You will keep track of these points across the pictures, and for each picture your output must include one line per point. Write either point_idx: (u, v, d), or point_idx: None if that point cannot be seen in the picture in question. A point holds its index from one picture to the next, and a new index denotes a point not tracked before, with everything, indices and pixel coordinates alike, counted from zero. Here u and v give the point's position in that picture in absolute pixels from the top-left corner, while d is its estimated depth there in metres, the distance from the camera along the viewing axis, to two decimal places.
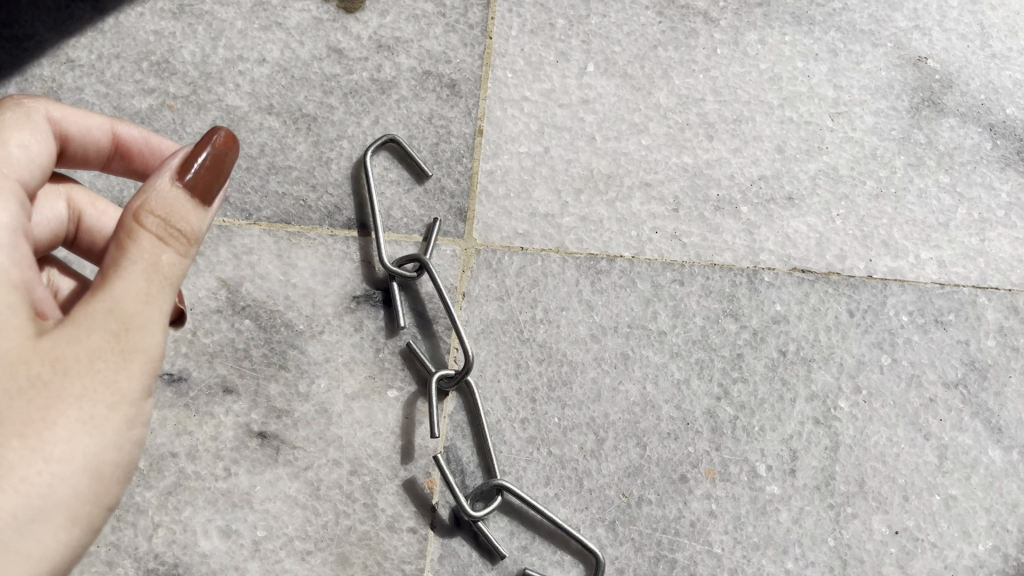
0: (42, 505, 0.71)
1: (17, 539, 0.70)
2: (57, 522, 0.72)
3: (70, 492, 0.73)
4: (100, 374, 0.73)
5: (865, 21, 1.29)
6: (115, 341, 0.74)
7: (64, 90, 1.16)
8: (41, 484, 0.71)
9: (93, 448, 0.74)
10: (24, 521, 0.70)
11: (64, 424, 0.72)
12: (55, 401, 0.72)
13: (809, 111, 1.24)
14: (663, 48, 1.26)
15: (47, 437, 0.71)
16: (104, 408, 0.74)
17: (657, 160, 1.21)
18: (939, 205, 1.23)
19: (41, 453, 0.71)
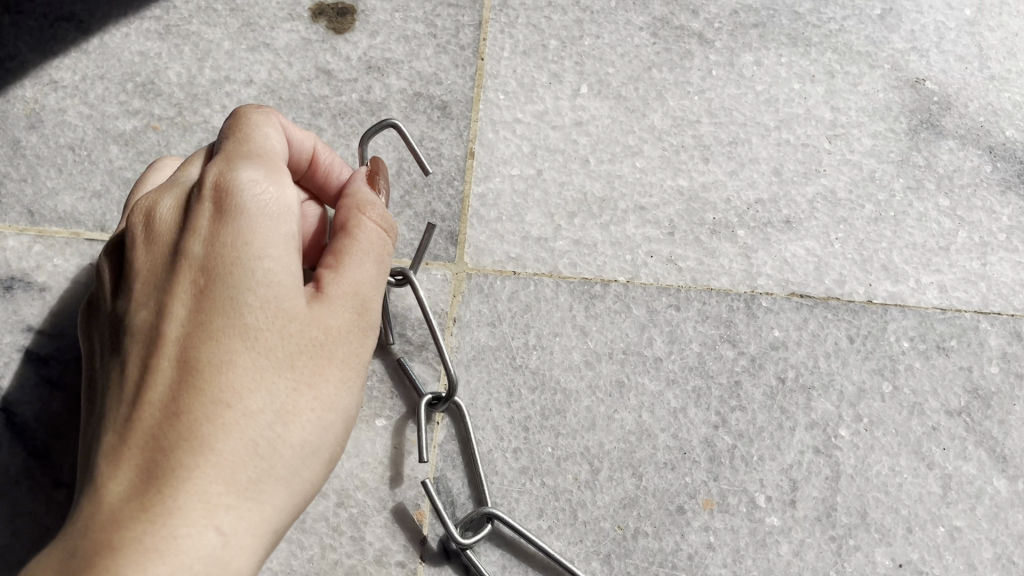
0: (317, 445, 0.82)
1: (296, 470, 0.81)
2: (321, 460, 0.84)
3: (333, 439, 0.84)
4: (362, 342, 0.85)
5: (861, 43, 1.27)
6: (368, 315, 0.86)
7: (47, 111, 1.13)
8: (318, 427, 0.82)
9: (350, 407, 0.85)
10: (304, 456, 0.81)
11: (338, 381, 0.83)
12: (334, 361, 0.83)
13: (806, 133, 1.22)
14: (657, 70, 1.24)
15: (326, 389, 0.82)
16: (361, 374, 0.85)
17: (652, 183, 1.19)
18: (939, 229, 1.21)
19: (318, 401, 0.82)
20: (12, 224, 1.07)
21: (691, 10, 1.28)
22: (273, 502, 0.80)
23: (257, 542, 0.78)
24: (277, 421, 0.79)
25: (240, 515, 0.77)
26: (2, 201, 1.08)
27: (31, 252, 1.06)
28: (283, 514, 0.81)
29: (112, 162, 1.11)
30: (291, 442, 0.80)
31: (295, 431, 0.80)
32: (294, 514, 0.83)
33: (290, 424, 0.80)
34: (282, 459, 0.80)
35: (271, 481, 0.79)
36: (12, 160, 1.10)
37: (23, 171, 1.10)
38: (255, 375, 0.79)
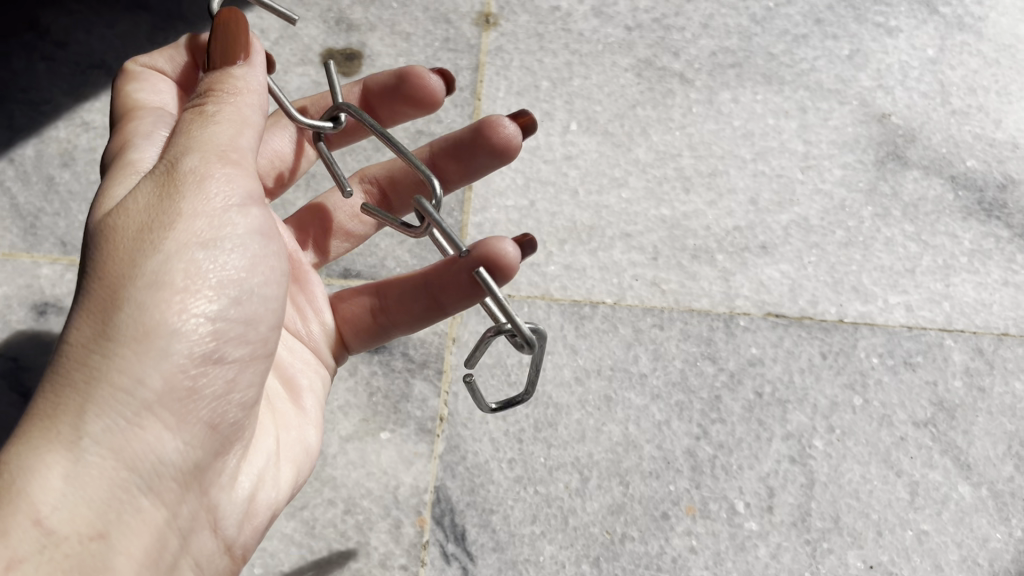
0: (113, 328, 0.74)
1: (93, 363, 0.73)
2: (128, 343, 0.74)
3: (143, 318, 0.75)
4: (153, 203, 0.78)
5: (831, 82, 1.37)
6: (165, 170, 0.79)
7: (78, 150, 1.21)
8: (105, 310, 0.74)
9: (147, 272, 0.76)
10: (94, 347, 0.74)
11: (126, 253, 0.76)
12: (122, 234, 0.77)
13: (780, 165, 1.31)
14: (641, 108, 1.33)
15: (112, 268, 0.76)
16: (156, 237, 0.77)
17: (637, 213, 1.27)
18: (905, 252, 1.29)
19: (102, 284, 0.75)
20: (46, 254, 1.14)
21: (672, 53, 1.37)
22: (69, 405, 0.72)
23: (47, 449, 0.70)
24: (66, 330, 0.75)
25: (24, 429, 0.72)
26: (36, 233, 1.15)
27: (64, 280, 1.12)
28: (86, 413, 0.72)
29: None
30: (75, 340, 0.74)
31: (77, 328, 0.75)
32: (113, 413, 0.73)
33: (78, 323, 0.75)
34: (73, 358, 0.73)
35: (63, 385, 0.73)
36: (46, 195, 1.18)
37: (56, 206, 1.17)
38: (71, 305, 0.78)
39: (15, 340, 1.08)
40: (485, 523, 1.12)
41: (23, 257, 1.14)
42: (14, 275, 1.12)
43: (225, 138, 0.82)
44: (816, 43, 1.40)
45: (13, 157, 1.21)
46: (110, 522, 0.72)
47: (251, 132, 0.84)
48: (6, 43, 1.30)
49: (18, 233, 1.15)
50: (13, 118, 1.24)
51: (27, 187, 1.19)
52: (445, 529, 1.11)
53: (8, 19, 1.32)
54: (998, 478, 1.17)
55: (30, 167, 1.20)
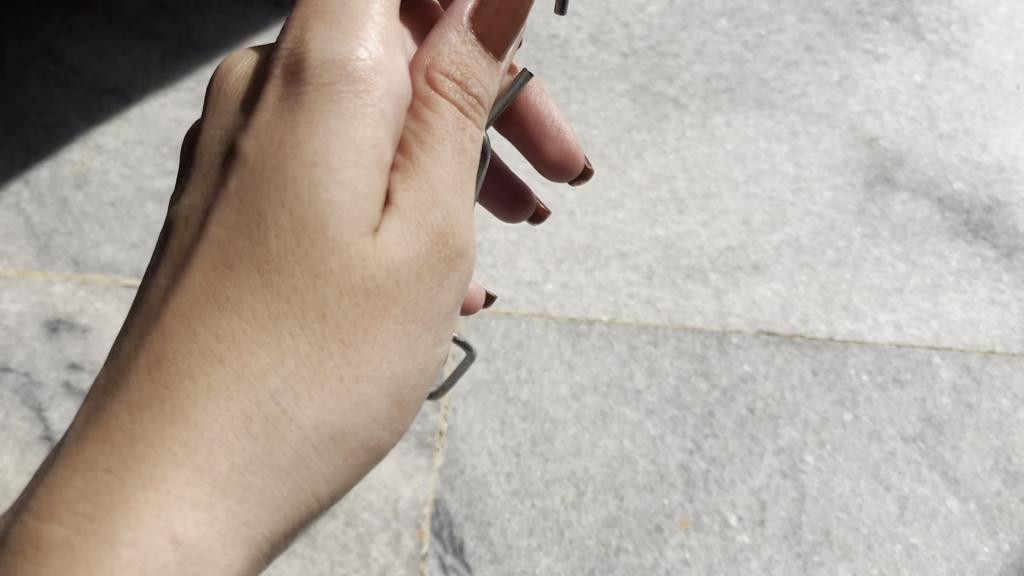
0: (348, 433, 0.71)
1: (310, 468, 0.70)
2: (340, 453, 0.72)
3: (362, 431, 0.73)
4: (433, 287, 0.72)
5: (821, 106, 1.40)
6: (458, 248, 0.73)
7: (92, 171, 1.25)
8: (339, 404, 0.70)
9: (400, 376, 0.73)
10: (318, 446, 0.70)
11: (381, 339, 0.71)
12: (386, 313, 0.70)
13: (772, 187, 1.34)
14: (637, 131, 1.37)
15: (370, 354, 0.70)
16: (417, 338, 0.73)
17: (632, 233, 1.31)
18: (894, 272, 1.32)
19: (348, 371, 0.70)
20: (59, 272, 1.17)
21: (667, 78, 1.41)
22: (259, 508, 0.69)
23: (229, 554, 0.67)
24: (283, 394, 0.68)
25: (199, 495, 0.65)
26: (50, 252, 1.19)
27: (75, 297, 1.15)
28: (265, 521, 0.69)
29: (149, 216, 1.22)
30: (308, 424, 0.69)
31: (313, 409, 0.69)
32: (291, 523, 0.72)
33: (301, 405, 0.69)
34: (290, 442, 0.69)
35: (263, 470, 0.68)
36: (60, 215, 1.22)
37: (69, 226, 1.21)
38: (252, 320, 0.68)
39: (28, 355, 1.12)
40: (483, 536, 1.15)
41: (37, 275, 1.17)
42: (28, 293, 1.16)
43: (464, 193, 0.73)
44: (807, 69, 1.43)
45: (28, 179, 1.25)
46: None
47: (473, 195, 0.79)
48: (23, 69, 1.34)
49: (32, 252, 1.19)
50: (28, 140, 1.28)
51: (42, 208, 1.22)
52: (443, 541, 1.14)
53: (24, 45, 1.37)
54: (986, 492, 1.19)
55: (45, 189, 1.24)
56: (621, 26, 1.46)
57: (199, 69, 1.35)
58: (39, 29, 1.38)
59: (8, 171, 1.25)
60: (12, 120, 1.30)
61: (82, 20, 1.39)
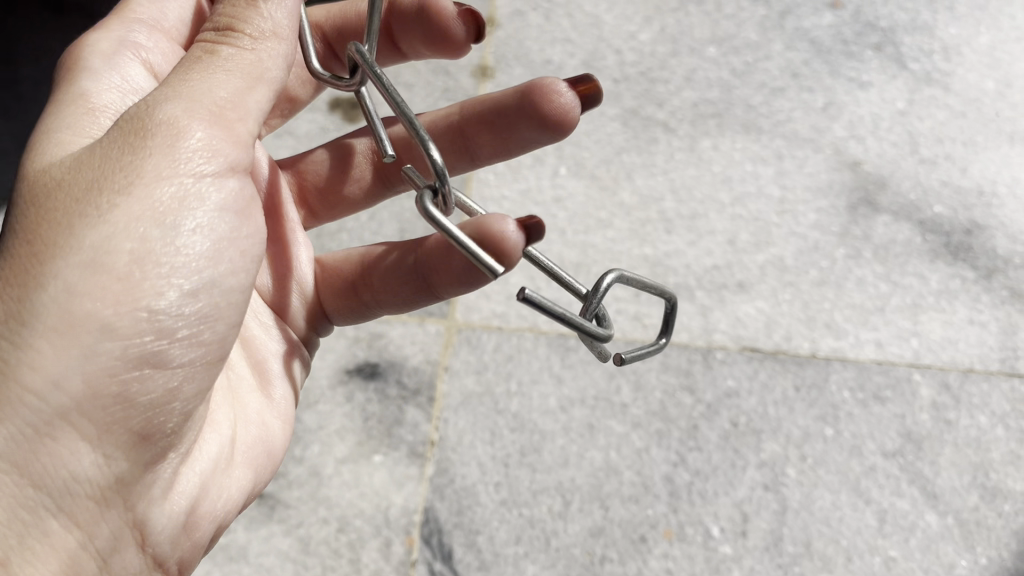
0: (26, 310, 0.68)
1: (3, 353, 0.68)
2: (47, 333, 0.68)
3: (72, 305, 0.69)
4: (132, 155, 0.72)
5: (807, 130, 1.44)
6: (169, 121, 0.73)
7: None
8: (13, 289, 0.69)
9: (91, 241, 0.70)
10: (23, 332, 0.68)
11: (59, 221, 0.71)
12: (64, 197, 0.71)
13: (758, 210, 1.38)
14: (627, 154, 1.41)
15: (58, 231, 0.70)
16: (123, 200, 0.71)
17: (621, 252, 1.33)
18: (876, 292, 1.35)
19: (31, 249, 0.70)
20: None
21: (656, 103, 1.45)
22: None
23: None
24: None
25: None
26: None
27: None
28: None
29: None
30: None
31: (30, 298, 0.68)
32: (15, 420, 0.68)
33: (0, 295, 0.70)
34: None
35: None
36: None
37: None
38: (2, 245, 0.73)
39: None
40: (471, 543, 1.18)
41: None
42: None
43: (207, 75, 0.75)
44: (794, 95, 1.46)
45: None
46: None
47: (252, 95, 0.77)
48: None
49: None
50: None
51: None
52: (432, 548, 1.18)
53: None
54: (964, 507, 1.22)
55: None
56: (613, 52, 1.49)
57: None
58: None
59: None
60: None
61: None
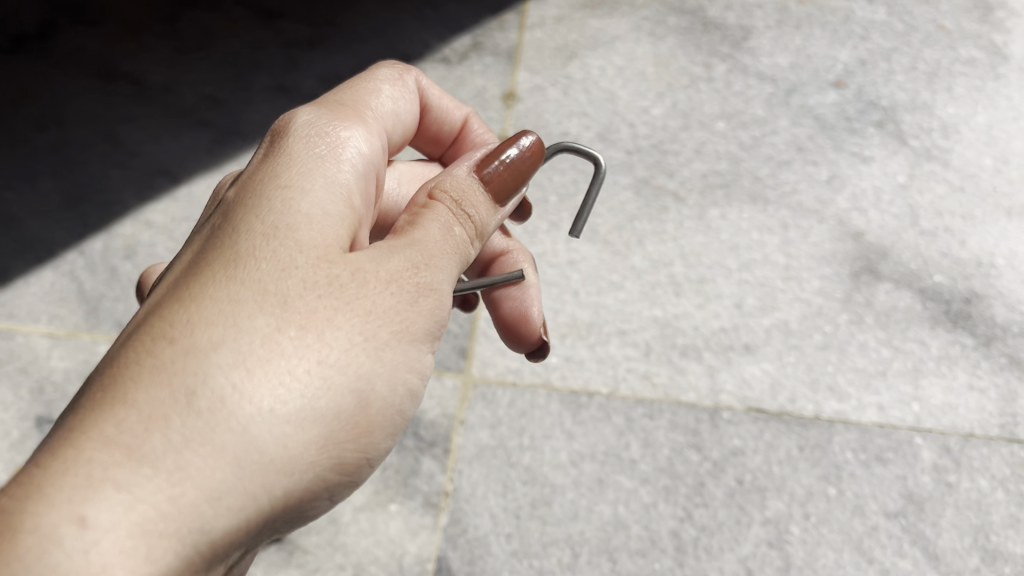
0: (292, 437, 0.70)
1: (256, 442, 0.69)
2: (299, 448, 0.71)
3: (323, 442, 0.73)
4: (403, 309, 0.77)
5: (811, 202, 1.47)
6: (431, 286, 0.79)
7: (139, 245, 1.38)
8: (287, 398, 0.70)
9: (357, 379, 0.74)
10: (283, 429, 0.70)
11: (328, 338, 0.73)
12: (339, 312, 0.74)
13: (764, 275, 1.42)
14: (638, 221, 1.46)
15: (331, 350, 0.73)
16: (385, 352, 0.76)
17: (632, 312, 1.40)
18: (878, 356, 1.39)
19: (316, 364, 0.72)
20: (105, 333, 1.29)
21: (667, 174, 1.49)
22: (210, 476, 0.66)
23: (150, 516, 0.64)
24: (229, 368, 0.69)
25: (97, 422, 0.66)
26: (98, 315, 1.31)
27: None
28: (221, 502, 0.67)
29: None
30: (265, 403, 0.69)
31: (295, 396, 0.71)
32: (239, 516, 0.68)
33: (252, 372, 0.70)
34: (236, 426, 0.68)
35: (216, 454, 0.67)
36: (109, 282, 1.34)
37: (117, 292, 1.33)
38: (247, 302, 0.72)
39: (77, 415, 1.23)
40: None
41: (85, 336, 1.29)
42: (77, 351, 1.28)
43: (448, 256, 0.82)
44: (798, 168, 1.49)
45: (83, 250, 1.38)
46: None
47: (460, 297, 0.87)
48: (84, 151, 1.49)
49: (82, 314, 1.31)
50: (87, 218, 1.41)
51: (93, 276, 1.35)
52: None
53: (87, 130, 1.51)
54: (965, 568, 1.25)
55: (97, 259, 1.36)
56: (626, 125, 1.53)
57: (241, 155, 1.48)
58: (101, 115, 1.53)
59: (65, 243, 1.39)
60: (73, 198, 1.43)
61: (141, 109, 1.54)
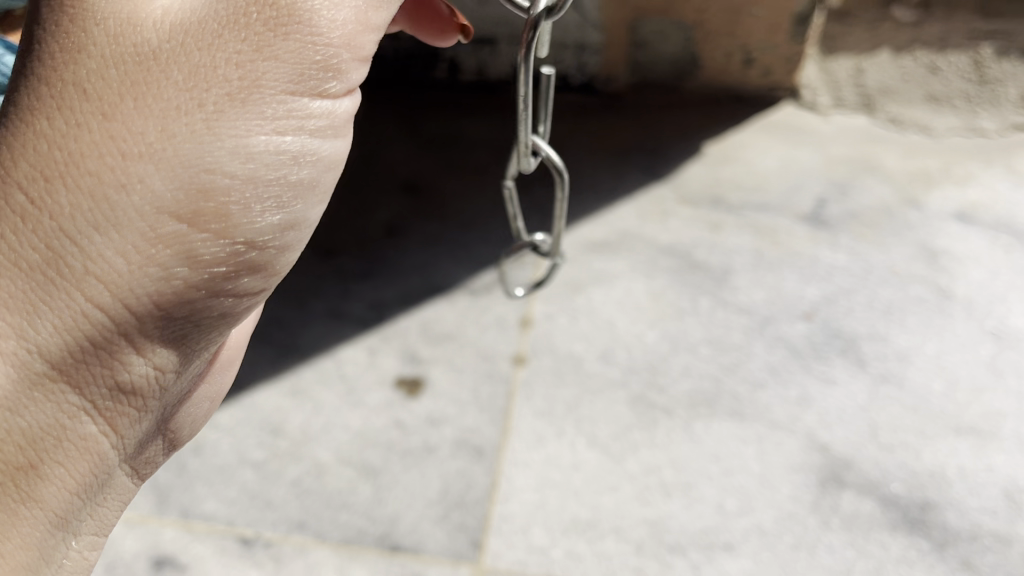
0: (109, 228, 0.85)
1: (71, 241, 0.84)
2: (123, 232, 0.85)
3: (139, 223, 0.86)
4: (215, 69, 0.88)
5: (783, 417, 1.66)
6: (274, 19, 0.89)
7: (206, 442, 1.67)
8: (86, 192, 0.84)
9: (180, 158, 0.87)
10: (102, 221, 0.85)
11: (127, 120, 0.85)
12: (142, 93, 0.86)
13: (743, 481, 1.59)
14: (634, 431, 1.65)
15: (128, 128, 0.85)
16: (205, 120, 0.87)
17: (627, 512, 1.55)
18: (844, 556, 1.50)
19: (111, 148, 0.84)
20: (171, 520, 1.57)
21: (658, 389, 1.70)
22: (23, 295, 0.83)
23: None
24: (29, 184, 0.83)
25: None
26: (166, 501, 1.59)
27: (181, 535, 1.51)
28: (42, 315, 0.84)
29: (245, 479, 1.62)
30: (69, 204, 0.83)
31: (115, 184, 0.85)
32: (66, 327, 0.85)
33: (72, 170, 0.84)
34: (41, 230, 0.83)
35: (33, 274, 0.83)
36: (178, 477, 1.62)
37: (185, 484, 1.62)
38: (53, 91, 0.85)
39: None
40: None
41: (153, 521, 1.57)
42: (145, 534, 1.55)
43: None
44: (772, 389, 1.70)
45: None
46: (60, 434, 0.89)
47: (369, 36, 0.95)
48: None
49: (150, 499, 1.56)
50: None
51: (166, 468, 1.63)
52: None
53: None
54: None
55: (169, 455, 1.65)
56: (623, 348, 1.76)
57: (297, 371, 1.76)
58: None
59: None
60: None
61: None
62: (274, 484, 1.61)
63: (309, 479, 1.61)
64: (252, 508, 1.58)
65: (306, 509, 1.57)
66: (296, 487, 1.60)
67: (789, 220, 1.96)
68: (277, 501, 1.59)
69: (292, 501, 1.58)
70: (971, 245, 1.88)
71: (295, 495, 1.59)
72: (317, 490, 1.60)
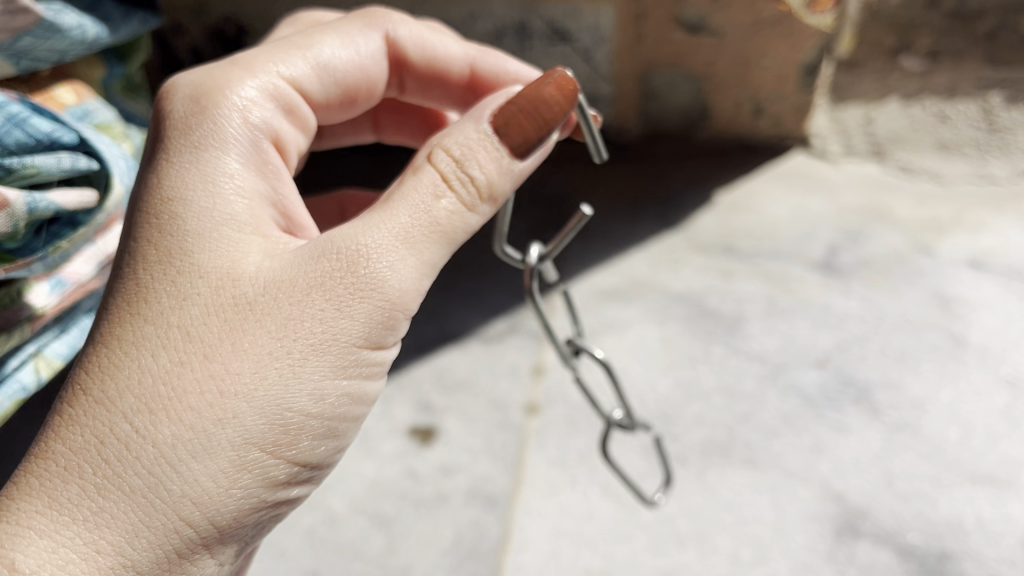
0: (151, 431, 0.87)
1: (179, 465, 0.87)
2: (188, 459, 0.88)
3: (230, 451, 0.90)
4: (308, 318, 0.95)
5: (797, 466, 1.65)
6: (362, 286, 0.97)
7: None
8: (181, 426, 0.88)
9: (235, 395, 0.90)
10: (171, 461, 0.87)
11: (228, 360, 0.91)
12: (237, 338, 0.93)
13: (757, 529, 1.56)
14: (647, 480, 1.65)
15: (229, 369, 0.91)
16: (290, 365, 0.93)
17: (641, 562, 1.53)
18: None
19: (213, 387, 0.90)
20: None
21: (670, 438, 1.70)
22: (115, 517, 0.85)
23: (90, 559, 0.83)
24: (131, 415, 0.88)
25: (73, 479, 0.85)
26: None
27: None
28: (110, 527, 0.85)
29: None
30: (160, 441, 0.87)
31: (168, 424, 0.88)
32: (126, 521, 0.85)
33: (151, 413, 0.88)
34: (143, 456, 0.86)
35: (111, 490, 0.85)
36: None
37: None
38: (167, 326, 0.92)
39: None
40: None
41: None
42: None
43: (413, 247, 0.99)
44: (785, 437, 1.69)
45: None
46: None
47: (433, 276, 1.03)
48: None
49: None
50: None
51: None
52: None
53: None
54: None
55: None
56: (635, 397, 1.76)
57: None
58: None
59: None
60: None
61: None
62: (288, 534, 1.61)
63: (323, 529, 1.61)
64: (265, 557, 1.57)
65: (319, 558, 1.57)
66: (310, 537, 1.60)
67: (801, 268, 1.97)
68: (290, 550, 1.59)
69: (306, 550, 1.58)
70: (984, 292, 1.88)
71: (308, 544, 1.59)
72: (330, 539, 1.60)
